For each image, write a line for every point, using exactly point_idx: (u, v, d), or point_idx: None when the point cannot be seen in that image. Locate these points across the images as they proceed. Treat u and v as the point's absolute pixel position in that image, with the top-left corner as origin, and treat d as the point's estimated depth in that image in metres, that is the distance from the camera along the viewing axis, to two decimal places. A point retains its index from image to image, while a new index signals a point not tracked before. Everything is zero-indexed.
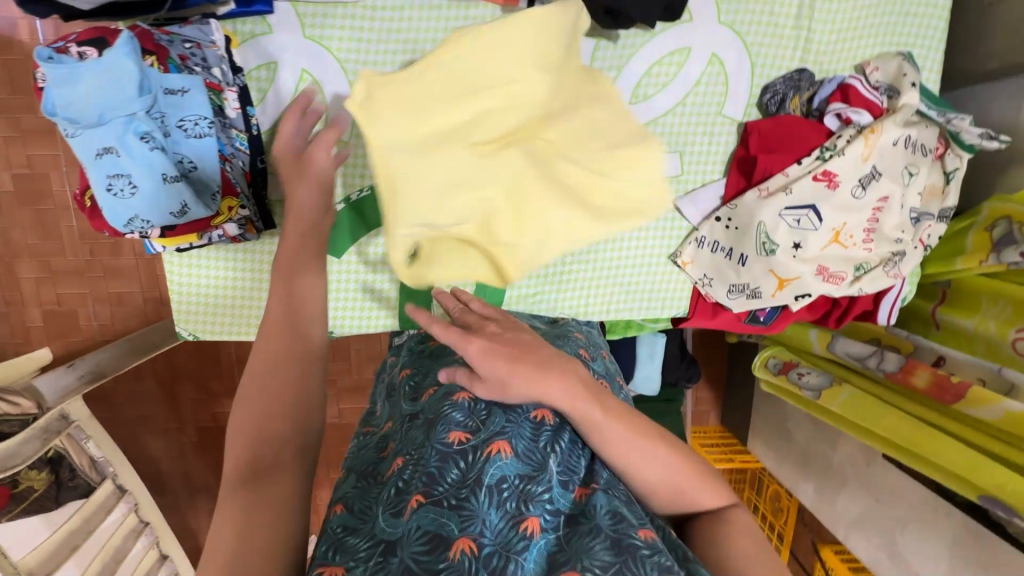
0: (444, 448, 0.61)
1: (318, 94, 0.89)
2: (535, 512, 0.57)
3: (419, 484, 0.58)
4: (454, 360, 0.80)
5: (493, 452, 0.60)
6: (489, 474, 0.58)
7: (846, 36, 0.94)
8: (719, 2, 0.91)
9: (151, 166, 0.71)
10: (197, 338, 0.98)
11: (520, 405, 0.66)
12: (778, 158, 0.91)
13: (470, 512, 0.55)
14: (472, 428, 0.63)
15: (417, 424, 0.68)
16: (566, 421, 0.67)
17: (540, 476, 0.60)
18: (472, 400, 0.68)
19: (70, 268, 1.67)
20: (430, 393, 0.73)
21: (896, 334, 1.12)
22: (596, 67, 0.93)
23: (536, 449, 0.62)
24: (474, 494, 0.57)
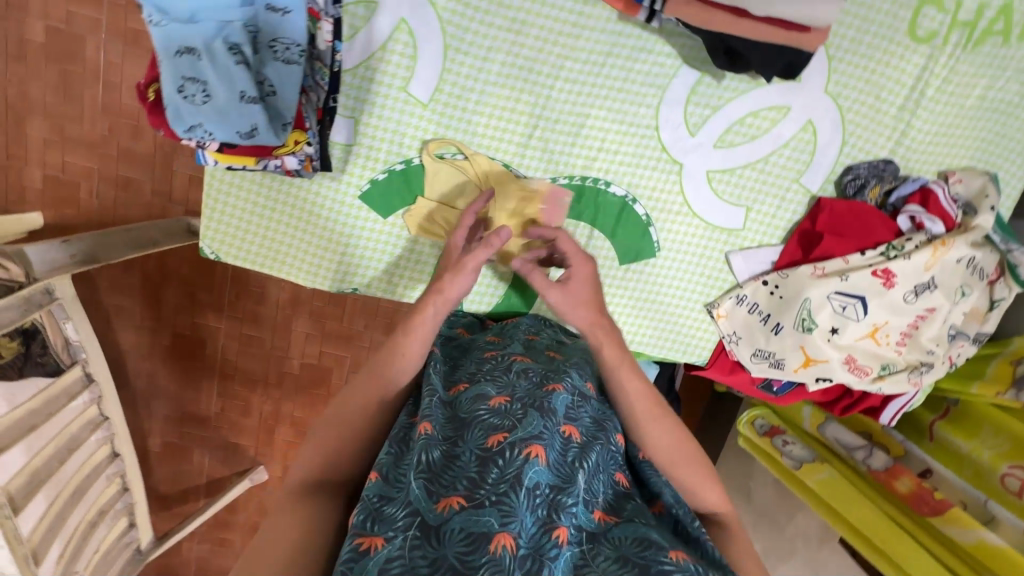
0: (480, 448, 0.64)
1: (409, 47, 0.85)
2: (565, 522, 0.59)
3: (458, 483, 0.60)
4: (484, 356, 0.83)
5: (531, 454, 0.62)
6: (529, 476, 0.60)
7: (942, 139, 0.93)
8: (832, 70, 0.89)
9: (232, 80, 0.67)
10: (218, 259, 0.94)
11: (555, 415, 0.70)
12: (843, 243, 0.91)
13: (511, 511, 0.57)
14: (508, 428, 0.66)
15: (447, 415, 0.70)
16: (590, 441, 0.71)
17: (569, 488, 0.62)
18: (506, 404, 0.71)
19: (82, 137, 1.59)
20: (461, 388, 0.76)
21: (890, 434, 1.15)
22: (692, 102, 0.90)
23: (564, 462, 0.66)
24: (514, 491, 0.58)
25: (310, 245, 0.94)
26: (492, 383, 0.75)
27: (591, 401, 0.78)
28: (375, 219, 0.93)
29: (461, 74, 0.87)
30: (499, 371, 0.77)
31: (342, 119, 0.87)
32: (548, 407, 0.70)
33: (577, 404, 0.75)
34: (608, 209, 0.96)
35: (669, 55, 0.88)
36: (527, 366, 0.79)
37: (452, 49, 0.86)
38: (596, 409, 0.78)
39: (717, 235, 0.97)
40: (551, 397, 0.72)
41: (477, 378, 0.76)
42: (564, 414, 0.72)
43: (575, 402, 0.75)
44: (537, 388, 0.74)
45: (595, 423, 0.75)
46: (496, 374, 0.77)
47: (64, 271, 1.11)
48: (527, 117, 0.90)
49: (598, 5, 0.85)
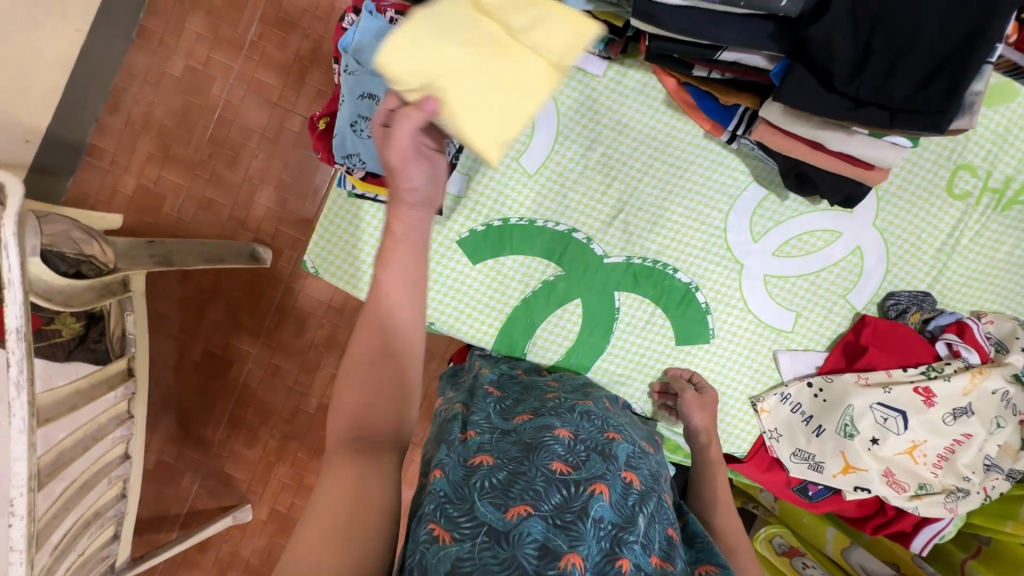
0: (546, 470, 0.63)
1: (528, 127, 1.02)
2: (627, 554, 0.58)
3: (524, 495, 0.59)
4: (548, 397, 0.85)
5: (595, 491, 0.62)
6: (594, 508, 0.60)
7: (973, 284, 1.05)
8: (880, 209, 1.04)
9: None
10: (315, 273, 1.03)
11: (615, 461, 0.70)
12: (883, 358, 1.00)
13: (577, 536, 0.57)
14: (573, 463, 0.65)
15: (511, 440, 0.71)
16: (648, 492, 0.70)
17: (632, 528, 0.61)
18: (571, 439, 0.70)
19: None
20: (524, 418, 0.77)
21: (920, 566, 1.13)
22: (758, 212, 1.04)
23: (626, 504, 0.64)
24: (580, 520, 0.58)
25: None
26: (556, 418, 0.76)
27: (649, 457, 0.78)
28: (465, 264, 1.03)
29: (565, 156, 1.02)
30: (561, 409, 0.79)
31: (459, 175, 1.02)
32: (610, 453, 0.71)
33: (636, 456, 0.75)
34: (671, 291, 1.05)
35: (743, 172, 1.03)
36: (588, 410, 0.80)
37: (562, 137, 1.02)
38: (653, 466, 0.77)
39: (768, 333, 1.06)
40: (612, 444, 0.73)
41: (540, 412, 0.78)
42: (625, 462, 0.71)
43: (635, 453, 0.75)
44: (598, 433, 0.74)
45: (652, 476, 0.74)
46: (560, 412, 0.78)
47: (137, 267, 1.13)
48: (613, 201, 1.04)
49: (688, 122, 1.02)
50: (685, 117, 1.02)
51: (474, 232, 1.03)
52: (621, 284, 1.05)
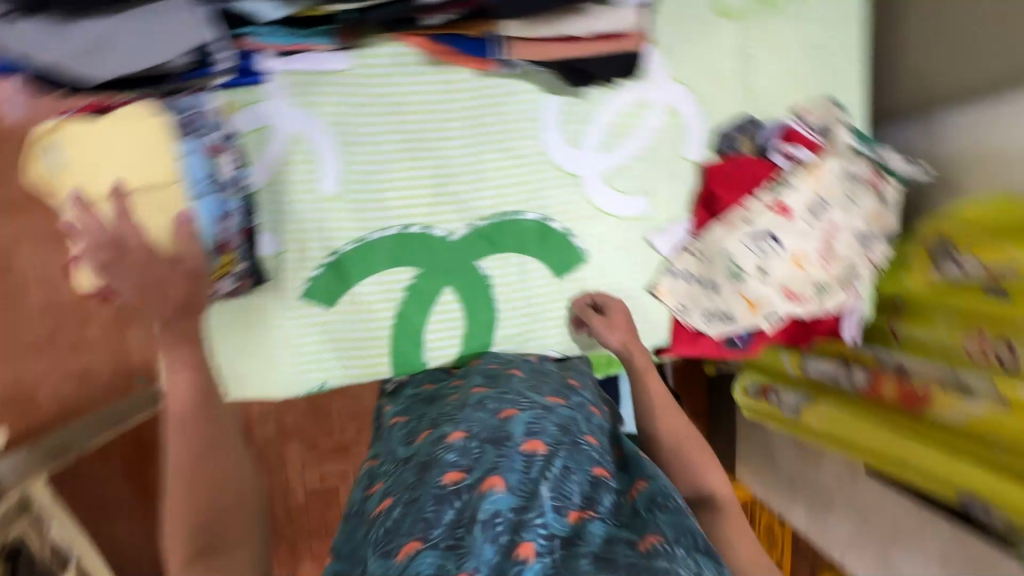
0: (440, 488, 0.65)
1: (306, 153, 0.93)
2: (528, 538, 0.59)
3: (414, 529, 0.61)
4: (446, 402, 0.85)
5: (486, 488, 0.63)
6: (484, 509, 0.61)
7: (784, 86, 1.07)
8: (672, 61, 1.03)
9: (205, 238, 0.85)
10: (187, 399, 0.97)
11: (510, 441, 0.71)
12: (736, 194, 1.02)
13: (467, 549, 0.57)
14: (466, 468, 0.67)
15: (411, 465, 0.73)
16: (556, 449, 0.72)
17: (532, 505, 0.63)
18: (464, 441, 0.72)
19: (28, 345, 1.60)
20: (424, 435, 0.78)
21: (860, 349, 1.17)
22: (568, 121, 1.02)
23: (526, 481, 0.66)
24: (469, 531, 0.59)
25: (270, 363, 0.97)
26: (451, 423, 0.77)
27: (555, 411, 0.80)
28: (321, 314, 0.98)
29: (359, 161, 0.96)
30: (456, 411, 0.80)
31: (267, 234, 0.93)
32: (504, 436, 0.72)
33: (537, 421, 0.76)
34: (529, 235, 1.03)
35: (533, 91, 1.00)
36: (483, 397, 0.80)
37: (347, 144, 0.95)
38: (562, 416, 0.80)
39: (632, 224, 1.06)
40: (505, 425, 0.74)
41: (438, 423, 0.79)
42: (524, 433, 0.73)
43: (535, 419, 0.76)
44: (491, 419, 0.75)
45: (560, 431, 0.76)
46: (455, 414, 0.79)
47: None
48: (430, 181, 1.00)
49: (458, 69, 0.97)
50: (453, 66, 0.96)
51: (313, 279, 0.97)
52: (479, 253, 1.02)
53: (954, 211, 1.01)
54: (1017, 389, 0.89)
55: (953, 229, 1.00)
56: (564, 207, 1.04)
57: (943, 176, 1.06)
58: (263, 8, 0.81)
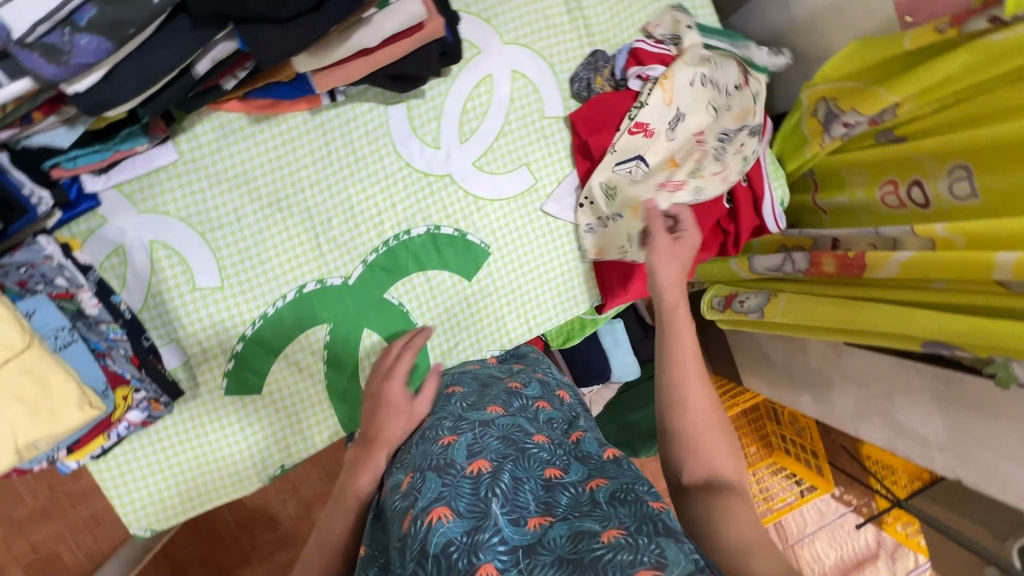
0: (397, 537, 0.58)
1: (172, 256, 0.92)
2: (486, 558, 0.52)
3: None
4: (398, 445, 0.79)
5: (433, 519, 0.56)
6: (433, 542, 0.54)
7: (618, 9, 1.04)
8: (497, 26, 0.99)
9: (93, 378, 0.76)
10: (155, 531, 0.96)
11: (454, 465, 0.62)
12: (607, 134, 0.98)
13: None
14: (411, 503, 0.59)
15: (378, 524, 0.66)
16: (503, 461, 0.63)
17: (484, 524, 0.55)
18: (412, 479, 0.64)
19: (32, 512, 1.62)
20: (382, 487, 0.71)
21: (793, 235, 1.17)
22: (417, 125, 0.98)
23: (477, 501, 0.58)
24: (421, 569, 0.53)
25: (219, 467, 0.96)
26: (401, 466, 0.69)
27: (496, 423, 0.69)
28: (251, 401, 0.96)
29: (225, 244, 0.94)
30: (404, 451, 0.72)
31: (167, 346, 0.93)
32: (445, 460, 0.63)
33: (479, 433, 0.67)
34: (423, 249, 1.00)
35: (371, 107, 0.96)
36: (426, 426, 0.73)
37: (208, 232, 0.93)
38: (504, 425, 0.69)
39: (521, 200, 1.03)
40: (447, 450, 0.65)
41: (390, 470, 0.71)
42: (467, 455, 0.64)
43: (477, 434, 0.67)
44: (431, 447, 0.66)
45: (505, 440, 0.66)
46: (404, 455, 0.71)
47: None
48: (305, 234, 0.97)
49: (287, 117, 0.94)
50: (280, 115, 0.93)
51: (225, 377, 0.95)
52: (382, 285, 1.00)
53: (826, 71, 0.97)
54: (935, 227, 0.86)
55: (831, 91, 0.97)
56: (448, 209, 1.01)
57: (806, 37, 1.02)
58: (57, 136, 0.77)
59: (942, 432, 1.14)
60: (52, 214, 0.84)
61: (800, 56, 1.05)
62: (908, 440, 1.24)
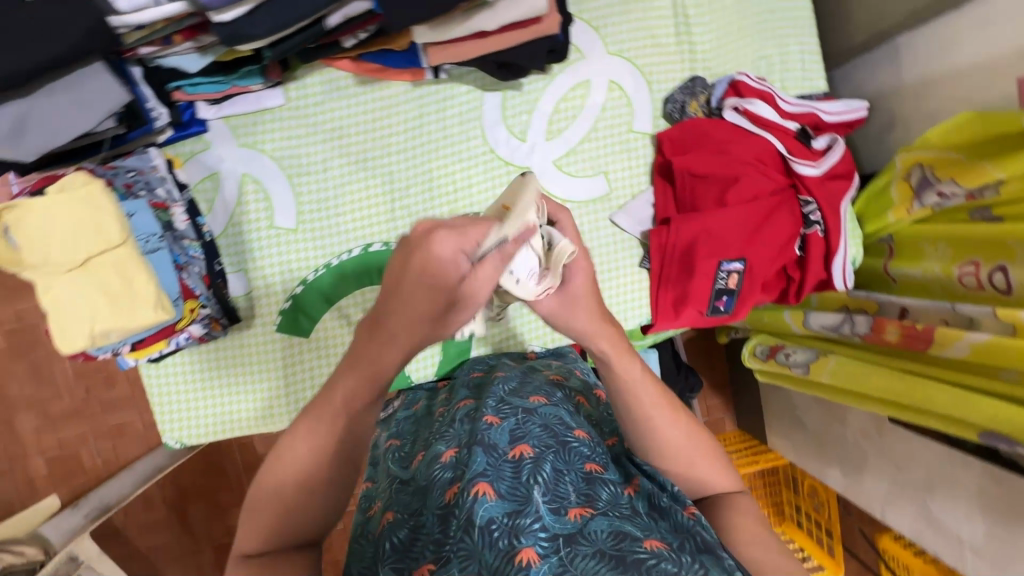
0: (439, 506, 0.62)
1: (260, 192, 0.97)
2: (529, 543, 0.54)
3: (424, 551, 0.59)
4: (436, 419, 0.83)
5: (478, 492, 0.59)
6: (479, 515, 0.57)
7: (726, 40, 1.04)
8: (604, 36, 1.01)
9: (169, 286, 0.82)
10: (184, 445, 1.00)
11: (497, 447, 0.66)
12: (693, 157, 0.99)
13: (468, 556, 0.55)
14: (460, 476, 0.64)
15: (409, 489, 0.70)
16: (545, 451, 0.66)
17: (526, 509, 0.58)
18: (457, 455, 0.69)
19: (66, 410, 1.71)
20: (418, 458, 0.74)
21: (858, 296, 1.14)
22: (508, 116, 1.01)
23: (519, 484, 0.61)
24: (468, 538, 0.56)
25: (256, 396, 1.00)
26: (443, 441, 0.74)
27: (539, 411, 0.73)
28: (300, 342, 1.00)
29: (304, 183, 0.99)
30: (445, 427, 0.76)
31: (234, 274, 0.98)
32: (488, 441, 0.67)
33: (522, 421, 0.71)
34: None
35: (470, 89, 1.00)
36: (469, 408, 0.78)
37: (296, 177, 0.98)
38: (547, 416, 0.73)
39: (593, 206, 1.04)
40: (489, 430, 0.69)
41: (430, 443, 0.75)
42: (510, 440, 0.68)
43: (518, 422, 0.71)
44: (476, 424, 0.71)
45: (546, 430, 0.69)
46: (444, 430, 0.76)
47: None
48: (382, 196, 1.01)
49: (390, 84, 0.98)
50: (385, 81, 0.97)
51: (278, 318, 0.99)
52: None
53: (927, 138, 0.95)
54: (1019, 314, 0.82)
55: (929, 158, 0.95)
56: None
57: (911, 101, 1.01)
58: (188, 60, 0.84)
59: (979, 533, 1.08)
60: (165, 130, 0.91)
61: (901, 119, 1.03)
62: (940, 536, 1.18)
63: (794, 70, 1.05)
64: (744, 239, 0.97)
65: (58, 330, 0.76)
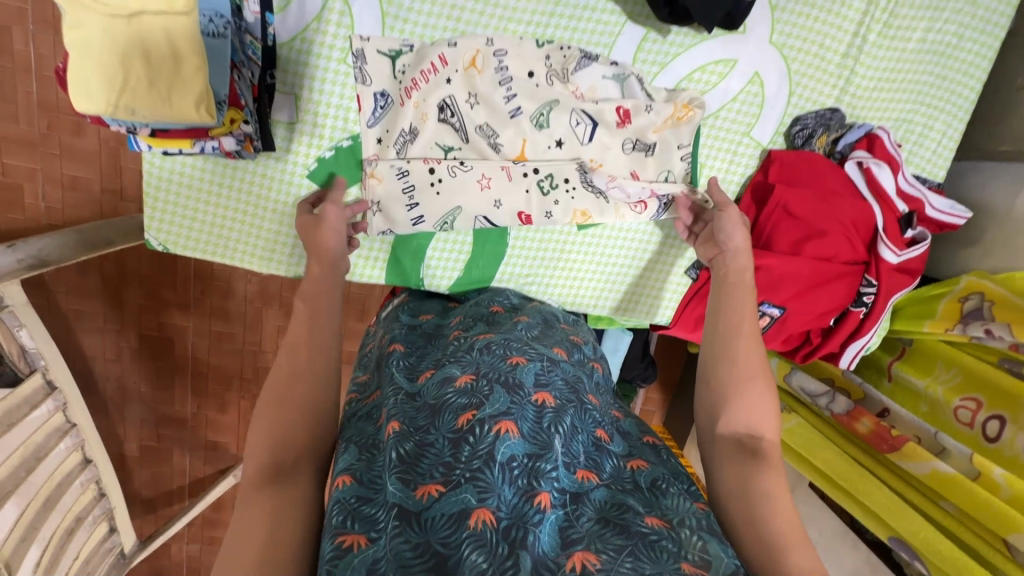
0: (451, 431, 0.59)
1: (346, 18, 0.82)
2: (547, 488, 0.55)
3: (434, 471, 0.56)
4: (449, 341, 0.79)
5: (501, 430, 0.58)
6: (501, 451, 0.56)
7: (884, 87, 0.95)
8: (775, 22, 0.89)
9: (221, 81, 0.69)
10: (166, 251, 0.91)
11: (522, 388, 0.65)
12: (796, 190, 0.92)
13: (486, 485, 0.54)
14: (477, 405, 0.61)
15: (416, 404, 0.66)
16: (565, 404, 0.67)
17: (547, 455, 0.58)
18: (474, 381, 0.66)
19: (20, 137, 1.51)
20: (428, 375, 0.71)
21: (850, 378, 1.16)
22: (639, 59, 0.90)
23: (541, 430, 0.61)
24: (486, 466, 0.55)
25: (259, 235, 0.92)
26: (457, 365, 0.71)
27: (562, 365, 0.75)
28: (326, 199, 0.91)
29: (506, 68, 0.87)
30: (461, 352, 0.74)
31: (443, 48, 0.85)
32: (515, 381, 0.66)
33: (546, 370, 0.71)
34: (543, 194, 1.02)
35: (614, 12, 0.87)
36: (490, 342, 0.75)
37: (391, 16, 0.83)
38: (568, 371, 0.75)
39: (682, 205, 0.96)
40: (516, 370, 0.68)
41: (442, 364, 0.72)
42: (534, 383, 0.67)
43: (544, 369, 0.71)
44: (500, 362, 0.69)
45: (568, 386, 0.70)
46: (460, 355, 0.73)
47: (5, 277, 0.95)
48: None
49: None
50: None
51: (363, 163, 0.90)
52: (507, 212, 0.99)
53: (1007, 277, 0.95)
54: (993, 468, 0.87)
55: (994, 293, 0.95)
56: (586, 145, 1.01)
57: (1008, 231, 0.98)
58: None
59: None
60: None
61: (988, 245, 1.01)
62: None
63: (923, 150, 0.99)
64: (795, 291, 0.96)
65: (75, 79, 0.62)
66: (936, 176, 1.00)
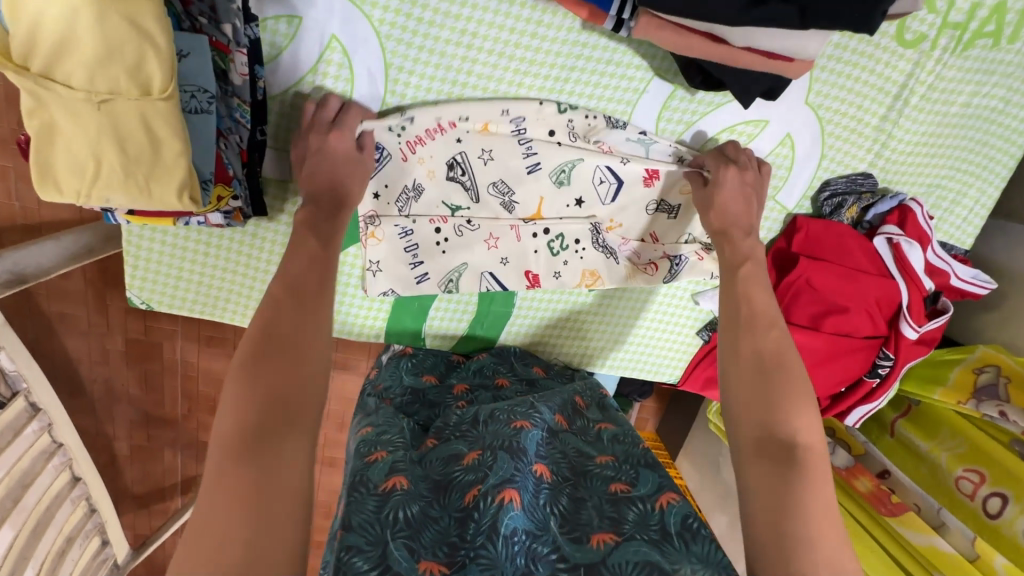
0: (458, 509, 0.56)
1: (344, 68, 0.74)
2: (544, 573, 0.51)
3: (437, 549, 0.53)
4: (454, 412, 0.76)
5: (505, 500, 0.54)
6: (505, 525, 0.52)
7: (920, 151, 0.89)
8: (814, 81, 0.82)
9: (204, 161, 0.63)
10: (150, 308, 0.86)
11: (525, 454, 0.62)
12: (820, 264, 0.87)
13: (489, 563, 0.50)
14: (482, 478, 0.58)
15: (424, 471, 0.63)
16: (563, 482, 0.64)
17: (545, 536, 0.55)
18: (479, 454, 0.62)
19: None
20: (432, 446, 0.68)
21: (854, 434, 1.15)
22: (664, 117, 0.83)
23: (538, 505, 0.58)
24: (490, 543, 0.51)
25: (248, 295, 0.86)
26: (463, 439, 0.67)
27: (563, 437, 0.71)
28: None
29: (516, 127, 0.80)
30: (467, 423, 0.70)
31: (453, 109, 0.77)
32: (518, 445, 0.62)
33: (549, 435, 0.68)
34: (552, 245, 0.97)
35: (640, 67, 0.78)
36: (494, 409, 0.71)
37: (394, 68, 0.74)
38: (569, 443, 0.71)
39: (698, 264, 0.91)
40: (520, 434, 0.64)
41: (446, 435, 0.69)
42: (536, 451, 0.64)
43: (546, 434, 0.67)
44: (504, 427, 0.65)
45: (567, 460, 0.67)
46: (464, 429, 0.69)
47: None
48: None
49: (557, 10, 0.73)
50: (554, 6, 0.72)
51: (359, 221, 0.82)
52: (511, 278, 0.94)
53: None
54: (993, 556, 0.87)
55: (1011, 370, 0.93)
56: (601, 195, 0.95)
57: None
58: None
59: None
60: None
61: (1009, 315, 0.98)
62: None
63: (952, 217, 0.94)
64: (810, 363, 0.93)
65: (38, 166, 0.55)
66: (964, 243, 0.96)
